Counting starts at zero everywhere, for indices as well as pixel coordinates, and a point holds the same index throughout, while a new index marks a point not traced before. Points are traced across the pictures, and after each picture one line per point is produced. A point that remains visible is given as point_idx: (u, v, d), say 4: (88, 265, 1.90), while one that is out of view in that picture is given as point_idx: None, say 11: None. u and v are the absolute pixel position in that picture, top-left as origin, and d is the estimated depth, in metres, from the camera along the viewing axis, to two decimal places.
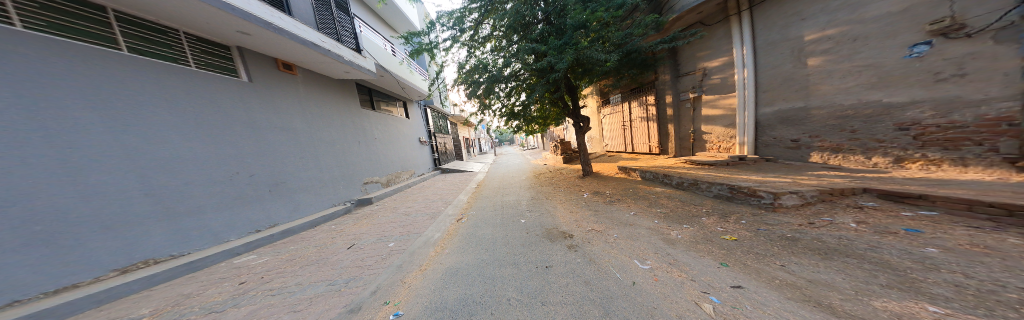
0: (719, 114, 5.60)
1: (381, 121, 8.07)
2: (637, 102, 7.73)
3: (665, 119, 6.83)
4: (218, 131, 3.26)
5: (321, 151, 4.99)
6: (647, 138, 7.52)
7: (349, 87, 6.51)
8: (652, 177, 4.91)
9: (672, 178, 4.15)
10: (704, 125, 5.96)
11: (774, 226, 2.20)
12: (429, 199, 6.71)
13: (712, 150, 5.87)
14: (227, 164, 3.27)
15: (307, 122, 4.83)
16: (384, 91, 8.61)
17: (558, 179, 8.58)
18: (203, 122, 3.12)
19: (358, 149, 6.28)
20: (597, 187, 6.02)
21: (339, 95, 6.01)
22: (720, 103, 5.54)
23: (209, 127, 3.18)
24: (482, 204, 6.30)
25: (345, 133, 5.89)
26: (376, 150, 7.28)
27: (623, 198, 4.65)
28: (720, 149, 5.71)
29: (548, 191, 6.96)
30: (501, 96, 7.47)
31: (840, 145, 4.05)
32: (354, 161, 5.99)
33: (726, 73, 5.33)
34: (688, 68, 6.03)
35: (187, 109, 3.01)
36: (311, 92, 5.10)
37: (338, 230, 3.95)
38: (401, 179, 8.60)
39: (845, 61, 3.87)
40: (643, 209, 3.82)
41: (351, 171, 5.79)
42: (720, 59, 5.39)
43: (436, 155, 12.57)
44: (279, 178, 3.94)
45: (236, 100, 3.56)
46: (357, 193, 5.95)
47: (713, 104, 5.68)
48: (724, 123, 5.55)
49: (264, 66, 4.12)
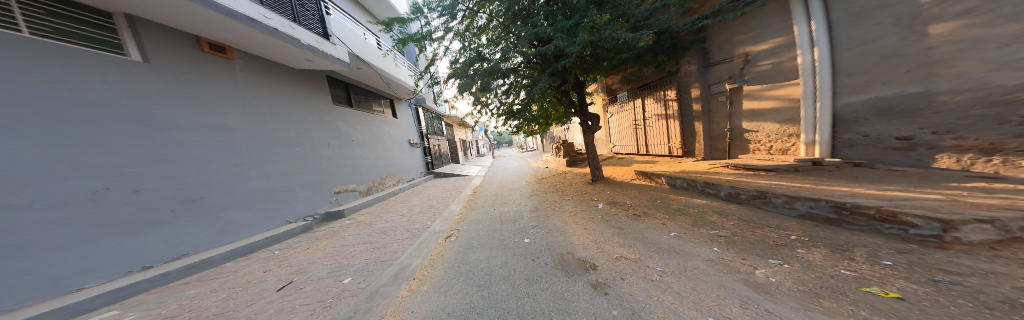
0: (771, 107, 4.61)
1: (362, 121, 7.07)
2: (652, 98, 6.91)
3: (690, 117, 5.91)
4: (79, 129, 2.30)
5: (269, 155, 4.08)
6: (665, 138, 6.67)
7: (317, 81, 5.65)
8: (686, 184, 4.02)
9: (722, 186, 3.25)
10: (748, 122, 4.98)
11: (966, 277, 1.29)
12: (415, 211, 5.70)
13: (760, 152, 4.91)
14: (94, 175, 2.33)
15: (252, 119, 3.94)
16: (364, 87, 7.58)
17: (563, 185, 7.79)
18: (53, 116, 2.17)
19: (326, 153, 5.37)
20: (613, 197, 5.14)
21: (306, 90, 5.26)
22: (768, 94, 4.61)
23: (67, 121, 2.24)
24: (477, 217, 5.37)
25: (307, 134, 4.99)
26: (354, 153, 6.30)
27: (652, 212, 3.76)
28: (772, 150, 4.73)
29: (554, 201, 6.12)
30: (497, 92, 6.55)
31: (1001, 144, 2.76)
32: (317, 168, 5.05)
33: (779, 57, 4.40)
34: (723, 56, 5.13)
35: (24, 93, 2.05)
36: (255, 82, 4.15)
37: (282, 257, 3.19)
38: (386, 185, 7.63)
39: (998, 25, 2.74)
40: (687, 230, 2.92)
41: (313, 180, 4.89)
42: (771, 41, 4.44)
43: (429, 158, 11.59)
44: (193, 192, 3.04)
45: (124, 89, 2.66)
46: (321, 207, 5.00)
47: (758, 96, 4.75)
48: (777, 118, 4.57)
49: (173, 44, 3.20)
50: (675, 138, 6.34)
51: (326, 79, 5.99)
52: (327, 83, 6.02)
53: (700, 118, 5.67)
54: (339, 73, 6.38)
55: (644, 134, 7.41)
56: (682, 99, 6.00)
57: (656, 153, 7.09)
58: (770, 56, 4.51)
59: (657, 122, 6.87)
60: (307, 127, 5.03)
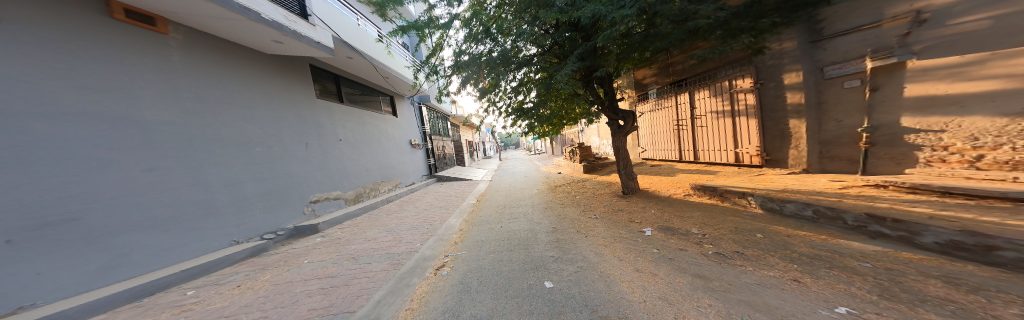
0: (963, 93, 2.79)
1: (352, 118, 6.22)
2: (707, 91, 5.42)
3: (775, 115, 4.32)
4: None
5: (211, 150, 3.13)
6: (726, 142, 5.12)
7: (297, 71, 4.78)
8: (805, 208, 2.53)
9: (930, 226, 1.72)
10: (908, 116, 3.12)
11: None
12: (408, 226, 5.11)
13: (955, 164, 2.85)
14: None
15: (188, 109, 2.99)
16: (357, 80, 6.71)
17: (584, 197, 6.45)
18: None
19: (296, 152, 4.40)
20: (659, 221, 3.76)
21: (281, 79, 4.37)
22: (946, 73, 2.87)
23: None
24: (478, 239, 4.46)
25: (274, 128, 4.04)
26: (342, 155, 5.59)
27: (758, 254, 2.32)
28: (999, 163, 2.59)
29: (575, 220, 4.88)
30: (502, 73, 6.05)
31: None
32: (284, 170, 4.09)
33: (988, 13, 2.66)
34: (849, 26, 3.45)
35: None
36: (199, 63, 3.19)
37: (192, 305, 2.13)
38: (379, 191, 6.96)
39: None
40: (876, 307, 1.45)
41: (277, 185, 3.94)
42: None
43: (432, 160, 10.69)
44: (58, 215, 1.98)
45: None
46: (285, 223, 4.05)
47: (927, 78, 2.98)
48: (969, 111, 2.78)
49: (61, 4, 2.19)
50: (742, 143, 4.83)
51: (309, 68, 5.11)
52: (311, 73, 5.16)
53: (791, 115, 4.06)
54: (327, 63, 5.50)
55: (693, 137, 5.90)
56: (759, 89, 4.44)
57: (710, 160, 5.58)
58: (982, 8, 2.70)
59: (712, 121, 5.35)
60: (276, 121, 4.12)
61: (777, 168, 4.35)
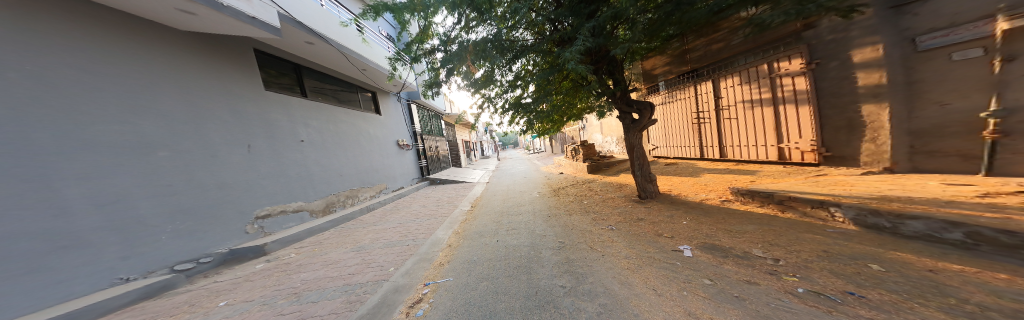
0: None
1: (320, 115, 5.26)
2: (738, 77, 4.66)
3: (838, 103, 3.43)
4: None
5: (67, 154, 2.14)
6: (766, 136, 4.33)
7: (236, 55, 3.82)
8: (950, 230, 1.62)
9: None
10: None
11: None
12: (387, 243, 4.19)
13: None
14: None
15: (19, 95, 1.95)
16: (325, 72, 5.76)
17: (594, 202, 5.61)
18: None
19: (228, 153, 3.42)
20: (699, 236, 2.92)
21: (202, 64, 3.37)
22: None
23: None
24: (470, 260, 3.56)
25: (183, 125, 3.03)
26: (304, 158, 4.65)
27: (890, 300, 1.40)
28: None
29: (586, 233, 4.02)
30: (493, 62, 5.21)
31: None
32: (204, 178, 3.11)
33: None
34: None
35: None
36: (41, 34, 2.13)
37: None
38: (358, 199, 6.00)
39: None
40: None
41: (190, 198, 2.95)
42: None
43: (424, 161, 9.74)
44: None
45: None
46: (213, 247, 3.10)
47: None
48: None
49: None
50: (789, 136, 4.02)
51: (254, 54, 4.15)
52: (258, 60, 4.22)
53: (862, 101, 3.18)
54: (280, 48, 4.53)
55: (728, 131, 5.07)
56: (813, 71, 3.63)
57: (746, 158, 4.79)
58: None
59: (748, 113, 4.58)
60: (190, 116, 3.11)
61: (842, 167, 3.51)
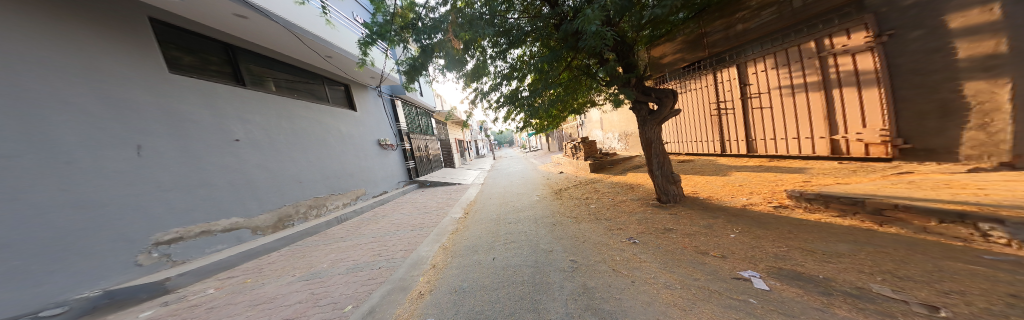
0: None
1: (268, 109, 4.22)
2: (775, 60, 4.17)
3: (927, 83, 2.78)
4: None
5: None
6: (817, 126, 3.84)
7: (120, 23, 2.70)
8: None
9: None
10: None
11: None
12: (353, 266, 3.10)
13: None
14: None
15: None
16: (272, 57, 4.65)
17: (604, 207, 4.84)
18: None
19: (102, 154, 2.32)
20: (765, 257, 2.15)
21: (64, 31, 2.28)
22: None
23: None
24: (460, 290, 2.63)
25: (4, 109, 1.87)
26: (241, 162, 3.56)
27: None
28: None
29: (603, 249, 3.21)
30: (484, 49, 4.35)
31: None
32: (51, 193, 1.99)
33: None
34: None
35: None
36: None
37: None
38: (328, 209, 4.96)
39: None
40: None
41: (17, 226, 1.82)
42: None
43: (413, 162, 8.71)
44: None
45: None
46: (67, 293, 1.94)
47: None
48: None
49: None
50: (868, 119, 3.30)
51: (151, 24, 3.01)
52: (157, 34, 3.06)
53: (964, 77, 2.53)
54: (203, 25, 3.47)
55: (775, 119, 4.38)
56: (881, 46, 3.02)
57: (785, 153, 4.33)
58: None
59: (790, 100, 4.11)
60: (15, 95, 1.93)
61: (935, 163, 2.84)
